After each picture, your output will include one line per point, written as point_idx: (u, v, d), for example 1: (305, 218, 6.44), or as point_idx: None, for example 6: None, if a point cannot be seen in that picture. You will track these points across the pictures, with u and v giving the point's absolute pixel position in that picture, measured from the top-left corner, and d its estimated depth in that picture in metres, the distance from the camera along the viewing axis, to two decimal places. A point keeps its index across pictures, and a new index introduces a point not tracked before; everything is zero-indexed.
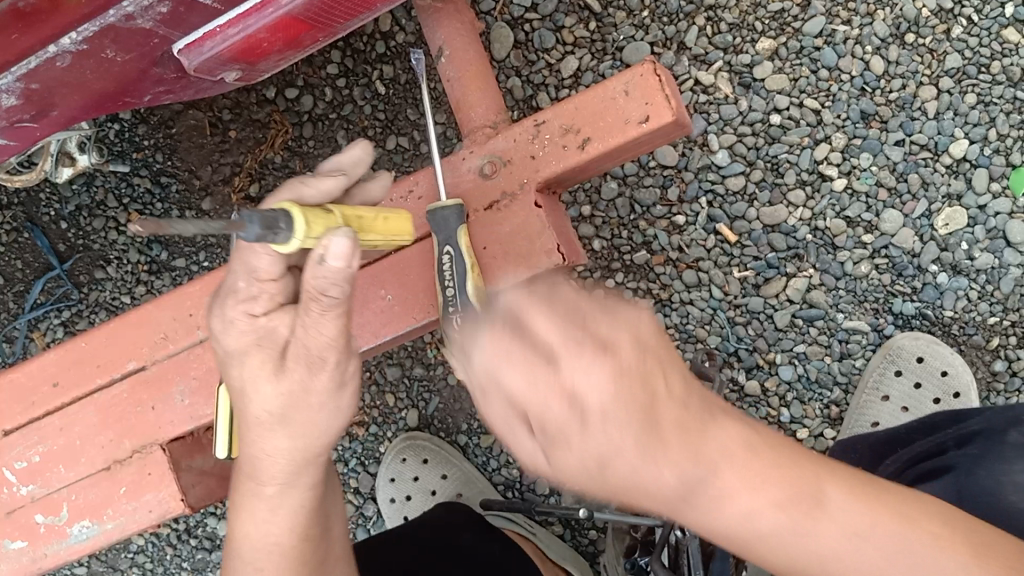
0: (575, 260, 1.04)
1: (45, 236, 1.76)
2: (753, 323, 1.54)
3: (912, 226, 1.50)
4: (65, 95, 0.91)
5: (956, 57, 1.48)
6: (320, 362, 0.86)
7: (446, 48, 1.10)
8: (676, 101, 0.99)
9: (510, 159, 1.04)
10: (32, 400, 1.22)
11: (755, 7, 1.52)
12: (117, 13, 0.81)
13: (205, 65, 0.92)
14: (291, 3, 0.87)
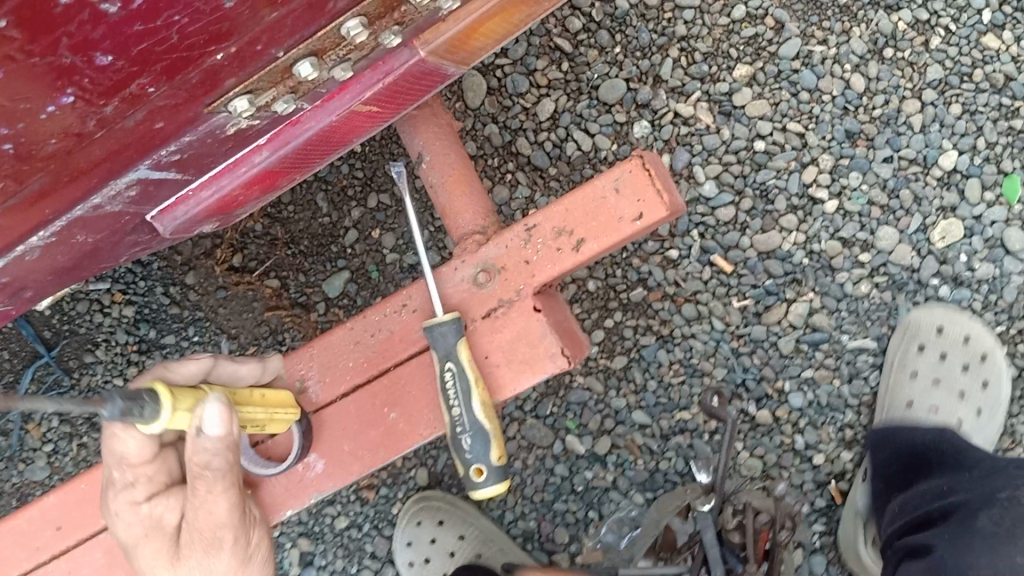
0: (579, 357, 1.02)
1: (29, 324, 1.71)
2: (758, 352, 1.52)
3: (908, 242, 1.48)
4: (37, 278, 0.88)
5: (937, 68, 1.46)
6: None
7: (424, 154, 1.11)
8: (668, 196, 0.98)
9: (504, 267, 1.01)
10: (35, 546, 1.14)
11: (728, 33, 1.49)
12: (84, 207, 0.80)
13: (182, 227, 0.93)
14: (264, 159, 0.90)
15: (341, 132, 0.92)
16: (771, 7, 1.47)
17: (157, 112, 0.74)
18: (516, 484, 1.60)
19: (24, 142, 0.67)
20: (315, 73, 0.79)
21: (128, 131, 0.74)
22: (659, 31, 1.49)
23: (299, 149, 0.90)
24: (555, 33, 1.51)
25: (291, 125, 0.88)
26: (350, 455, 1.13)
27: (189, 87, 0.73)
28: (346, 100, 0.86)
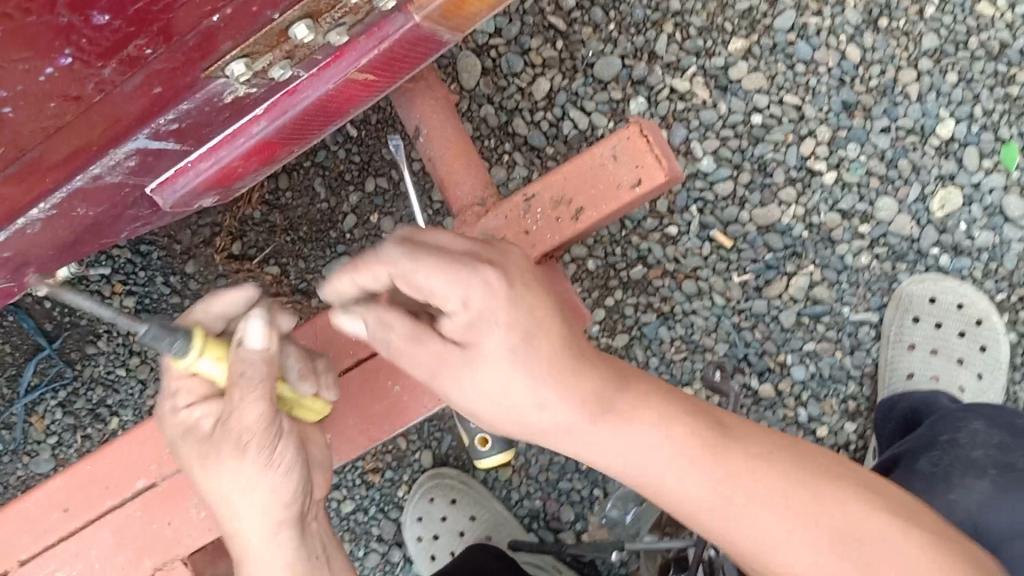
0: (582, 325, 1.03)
1: (30, 317, 1.69)
2: (760, 326, 1.52)
3: (908, 212, 1.48)
4: (38, 254, 0.87)
5: (933, 37, 1.46)
6: (244, 448, 0.83)
7: (423, 128, 1.09)
8: (666, 159, 0.97)
9: (505, 237, 1.00)
10: (39, 531, 1.06)
11: (722, 8, 1.48)
12: (84, 178, 0.78)
13: (182, 199, 0.92)
14: (262, 130, 0.87)
15: (342, 98, 0.89)
16: None
17: (155, 78, 0.70)
18: (521, 463, 1.61)
19: (23, 105, 0.66)
20: (311, 36, 0.74)
21: (126, 97, 0.71)
22: (653, 7, 1.49)
23: (298, 117, 0.87)
24: (548, 11, 1.51)
25: (287, 94, 0.84)
26: (354, 430, 1.14)
27: (185, 50, 0.69)
28: (342, 68, 0.83)
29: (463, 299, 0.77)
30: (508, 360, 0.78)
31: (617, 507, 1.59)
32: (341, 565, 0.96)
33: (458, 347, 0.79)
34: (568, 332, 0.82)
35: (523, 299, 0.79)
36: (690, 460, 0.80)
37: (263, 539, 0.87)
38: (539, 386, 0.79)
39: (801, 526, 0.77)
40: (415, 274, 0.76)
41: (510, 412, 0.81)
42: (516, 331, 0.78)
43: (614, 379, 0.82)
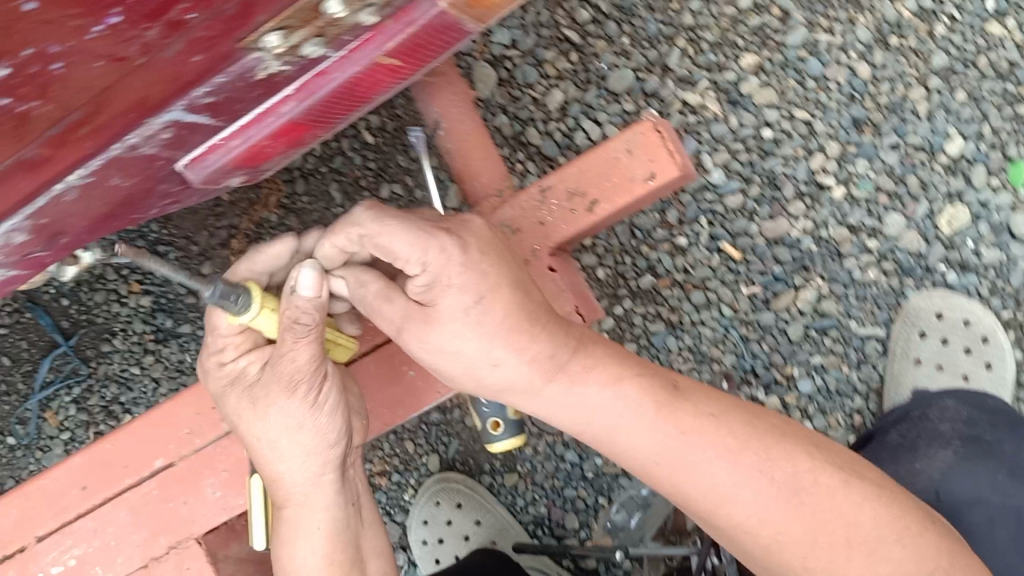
0: (594, 316, 1.02)
1: (48, 314, 1.71)
2: (767, 338, 1.54)
3: (915, 228, 1.50)
4: (74, 224, 0.89)
5: (942, 55, 1.48)
6: (294, 387, 0.91)
7: (443, 121, 1.08)
8: (678, 154, 1.00)
9: (519, 227, 1.01)
10: (63, 506, 1.12)
11: (734, 23, 1.51)
12: (121, 146, 0.81)
13: (211, 177, 0.92)
14: (291, 110, 0.86)
15: (371, 82, 0.86)
16: None
17: (196, 45, 0.73)
18: (526, 469, 1.63)
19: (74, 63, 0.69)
20: (343, 11, 0.74)
21: (168, 62, 0.74)
22: (666, 22, 1.52)
23: (327, 100, 0.86)
24: (563, 24, 1.54)
25: (316, 75, 0.83)
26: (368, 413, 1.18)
27: (222, 20, 0.72)
28: (369, 52, 0.81)
29: (423, 263, 0.88)
30: (464, 320, 0.89)
31: (623, 510, 1.61)
32: (368, 514, 1.05)
33: (419, 306, 0.90)
34: (525, 299, 0.92)
35: (482, 267, 0.90)
36: (642, 414, 0.93)
37: (308, 480, 0.96)
38: (498, 345, 0.90)
39: (743, 462, 0.92)
40: (381, 234, 0.88)
41: (471, 368, 0.91)
42: (469, 293, 0.89)
43: (567, 342, 0.94)
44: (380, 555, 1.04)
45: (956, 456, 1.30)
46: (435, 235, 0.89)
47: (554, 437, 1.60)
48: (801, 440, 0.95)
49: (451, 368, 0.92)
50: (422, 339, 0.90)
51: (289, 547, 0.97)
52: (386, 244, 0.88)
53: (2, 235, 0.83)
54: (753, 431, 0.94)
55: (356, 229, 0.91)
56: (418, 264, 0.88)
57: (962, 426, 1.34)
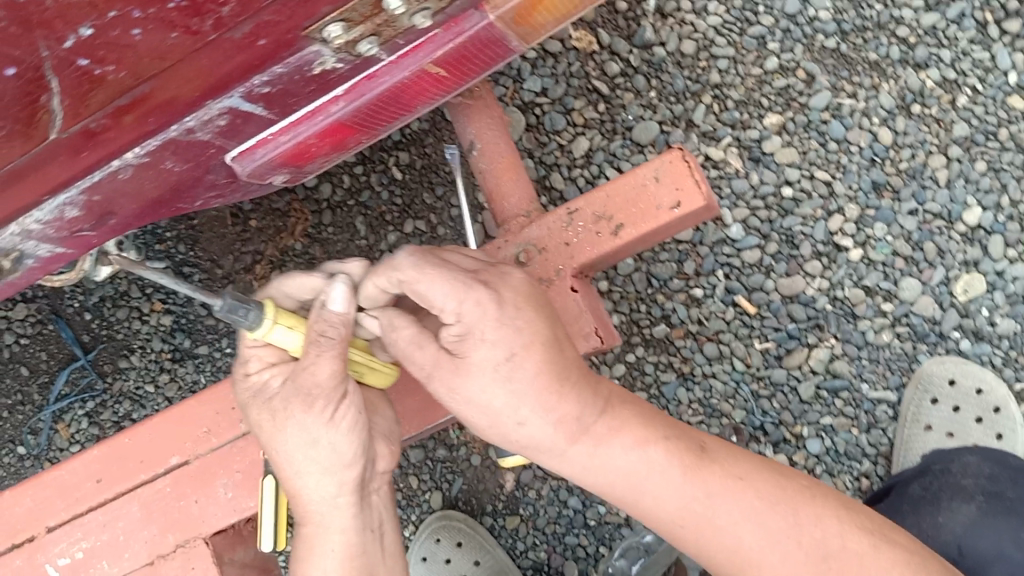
0: (611, 342, 1.02)
1: (69, 327, 1.76)
2: (778, 396, 1.52)
3: (931, 294, 1.50)
4: (123, 205, 0.81)
5: (963, 125, 1.51)
6: (312, 402, 0.88)
7: (477, 143, 1.13)
8: (705, 185, 1.00)
9: (545, 247, 1.03)
10: (73, 498, 1.06)
11: (760, 83, 1.55)
12: (178, 127, 0.74)
13: (257, 170, 0.85)
14: (340, 110, 0.81)
15: (421, 84, 0.82)
16: (803, 59, 1.54)
17: (264, 30, 0.70)
18: (528, 514, 1.61)
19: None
20: (404, 6, 0.71)
21: (233, 43, 0.71)
22: (693, 78, 1.56)
23: (376, 102, 0.81)
24: (593, 75, 1.57)
25: (366, 78, 0.78)
26: None
27: (291, 5, 0.69)
28: (419, 59, 0.78)
29: (458, 313, 0.85)
30: (492, 376, 0.85)
31: (623, 557, 1.57)
32: (393, 544, 0.99)
33: (447, 355, 0.86)
34: (556, 356, 0.87)
35: (516, 323, 0.85)
36: (668, 475, 0.89)
37: (325, 499, 0.92)
38: (525, 405, 0.86)
39: (773, 518, 0.87)
40: (419, 282, 0.85)
41: (497, 425, 0.88)
42: (501, 349, 0.85)
43: (597, 403, 0.90)
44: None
45: (979, 511, 1.27)
46: (476, 285, 0.85)
47: (559, 482, 1.60)
48: (832, 501, 0.90)
49: (478, 423, 0.88)
50: (449, 391, 0.87)
51: (303, 566, 0.93)
52: (422, 293, 0.85)
53: (53, 209, 0.76)
54: (782, 490, 0.89)
55: (392, 277, 0.86)
56: (455, 312, 0.84)
57: (985, 482, 1.32)
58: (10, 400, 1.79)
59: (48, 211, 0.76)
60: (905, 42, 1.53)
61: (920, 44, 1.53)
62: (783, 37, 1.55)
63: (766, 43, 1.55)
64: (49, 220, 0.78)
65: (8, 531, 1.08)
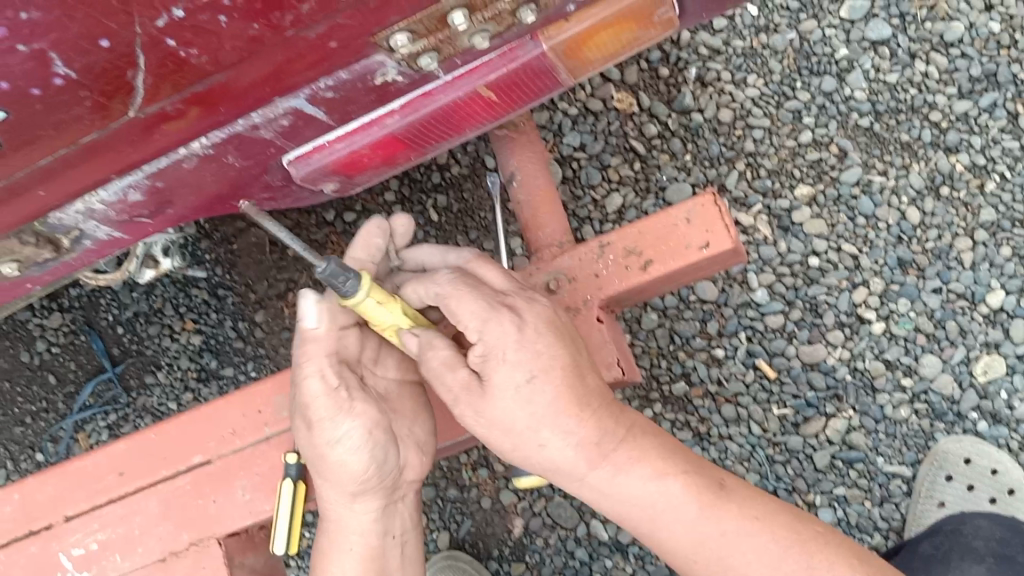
0: (632, 375, 1.06)
1: (101, 339, 1.65)
2: (793, 462, 1.49)
3: (951, 372, 1.47)
4: (183, 195, 0.88)
5: (991, 211, 1.48)
6: (313, 413, 0.90)
7: (518, 173, 1.19)
8: (734, 230, 1.03)
9: (575, 277, 1.06)
10: (96, 488, 1.13)
11: (794, 155, 1.52)
12: (244, 123, 0.78)
13: (312, 176, 0.90)
14: (394, 124, 0.86)
15: (471, 107, 0.87)
16: (837, 135, 1.52)
17: (336, 31, 0.68)
18: (534, 561, 1.52)
19: (237, 18, 0.64)
20: (467, 25, 0.72)
21: (305, 42, 0.69)
22: (729, 145, 1.53)
23: (429, 119, 0.86)
24: (631, 135, 1.54)
25: (422, 95, 0.83)
26: None
27: (365, 11, 0.67)
28: (474, 81, 0.83)
29: (478, 333, 0.86)
30: (515, 396, 0.86)
31: None
32: (414, 550, 1.02)
33: (476, 378, 0.88)
34: (578, 382, 0.89)
35: (534, 347, 0.87)
36: (685, 509, 0.90)
37: (346, 500, 0.95)
38: (544, 426, 0.88)
39: (788, 560, 0.88)
40: (451, 296, 0.87)
41: (520, 446, 0.89)
42: (522, 368, 0.86)
43: (617, 431, 0.91)
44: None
45: None
46: (496, 307, 0.87)
47: (566, 532, 1.51)
48: (844, 551, 0.90)
49: (500, 442, 0.89)
50: (475, 411, 0.88)
51: (324, 562, 0.97)
52: (449, 306, 0.87)
53: (118, 190, 0.82)
54: (796, 533, 0.90)
55: (432, 289, 0.89)
56: (476, 332, 0.86)
57: None
58: (32, 407, 1.67)
59: (113, 192, 0.82)
60: (937, 126, 1.50)
61: (952, 129, 1.50)
62: (818, 113, 1.53)
63: (801, 117, 1.53)
64: (114, 202, 0.84)
65: (25, 518, 1.14)
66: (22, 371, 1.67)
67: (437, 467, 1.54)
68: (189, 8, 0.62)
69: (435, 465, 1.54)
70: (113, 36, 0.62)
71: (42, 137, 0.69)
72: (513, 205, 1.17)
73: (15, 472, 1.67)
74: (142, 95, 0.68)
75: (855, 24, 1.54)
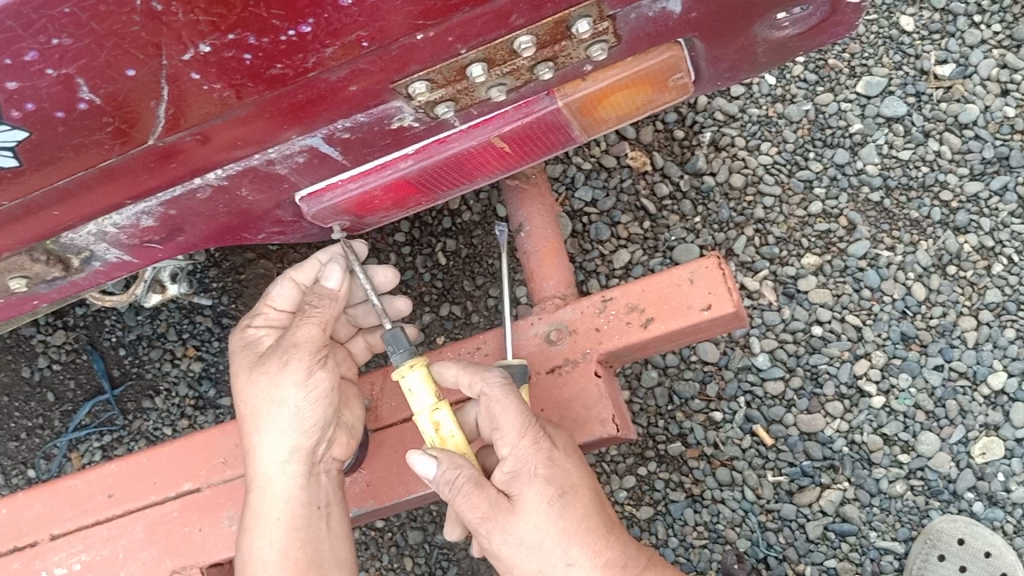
0: (626, 434, 1.06)
1: (101, 360, 1.65)
2: (785, 531, 1.46)
3: (949, 451, 1.45)
4: (194, 223, 0.89)
5: (996, 292, 1.47)
6: (287, 363, 0.98)
7: (526, 224, 1.20)
8: (736, 294, 1.03)
9: (576, 329, 1.08)
10: (83, 509, 1.13)
11: (802, 224, 1.53)
12: (260, 158, 0.79)
13: (322, 214, 0.91)
14: (408, 167, 0.87)
15: (484, 156, 0.88)
16: (847, 208, 1.52)
17: (357, 75, 0.70)
18: None
19: (261, 58, 0.65)
20: (484, 78, 0.73)
21: (326, 83, 0.70)
22: (739, 210, 1.54)
23: (443, 165, 0.88)
24: (642, 194, 1.56)
25: (437, 141, 0.85)
26: (394, 481, 1.12)
27: (386, 58, 0.69)
28: (488, 131, 0.84)
29: (514, 447, 0.90)
30: (546, 511, 0.89)
31: None
32: (341, 526, 1.04)
33: (503, 497, 0.90)
34: (599, 509, 0.94)
35: (562, 466, 0.92)
36: None
37: (275, 463, 0.99)
38: (574, 544, 0.90)
39: None
40: (497, 404, 0.90)
41: (546, 567, 0.90)
42: (552, 485, 0.90)
43: (641, 558, 0.96)
44: (345, 567, 1.03)
45: None
46: (534, 427, 0.91)
47: None
48: None
49: (524, 567, 0.90)
50: (504, 530, 0.89)
51: (249, 533, 0.99)
52: (495, 415, 0.90)
53: (131, 214, 0.83)
54: None
55: (479, 383, 0.91)
56: (513, 444, 0.90)
57: None
58: (27, 423, 1.66)
59: (126, 216, 0.84)
60: (947, 205, 1.51)
61: (962, 210, 1.51)
62: (829, 184, 1.54)
63: (812, 187, 1.54)
64: (126, 226, 0.85)
65: (10, 535, 1.14)
66: (22, 387, 1.67)
67: (427, 510, 1.53)
68: (215, 45, 0.63)
69: (426, 508, 1.52)
70: (140, 67, 0.63)
71: (61, 159, 0.71)
72: (519, 254, 1.19)
73: (5, 487, 1.66)
74: (163, 124, 0.70)
75: (871, 100, 1.56)
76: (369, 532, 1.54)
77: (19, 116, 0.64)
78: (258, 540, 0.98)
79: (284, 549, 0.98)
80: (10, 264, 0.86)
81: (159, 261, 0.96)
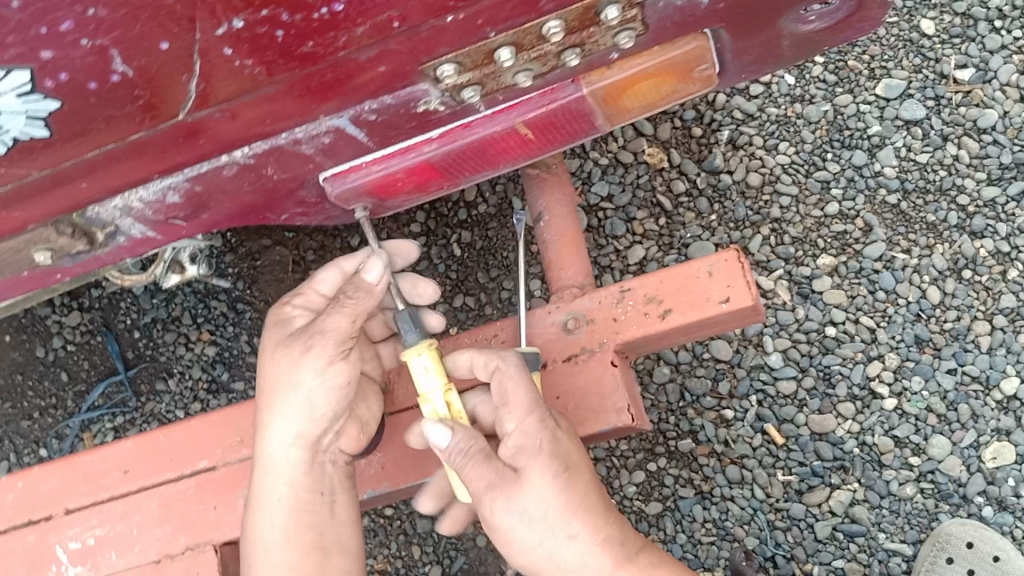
0: (641, 425, 1.06)
1: (116, 342, 1.66)
2: (793, 530, 1.46)
3: (960, 455, 1.44)
4: (219, 201, 0.89)
5: (1011, 297, 1.47)
6: (310, 347, 0.97)
7: (545, 215, 1.21)
8: (755, 288, 1.03)
9: (594, 319, 1.08)
10: (98, 484, 1.14)
11: (819, 225, 1.53)
12: (287, 137, 0.80)
13: (345, 195, 0.91)
14: (431, 151, 0.88)
15: (508, 143, 0.89)
16: (863, 210, 1.52)
17: (386, 56, 0.71)
18: None
19: (293, 35, 0.65)
20: (512, 62, 0.74)
21: (355, 63, 0.71)
22: (755, 209, 1.54)
23: (466, 150, 0.88)
24: (659, 190, 1.56)
25: (462, 125, 0.86)
26: (407, 465, 1.13)
27: (415, 39, 0.69)
28: (512, 117, 0.85)
29: (521, 422, 0.91)
30: (551, 485, 0.89)
31: None
32: (348, 512, 1.04)
33: (508, 469, 0.90)
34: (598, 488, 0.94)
35: (562, 443, 0.92)
36: None
37: (280, 448, 1.00)
38: (576, 518, 0.90)
39: None
40: (508, 379, 0.91)
41: (547, 539, 0.90)
42: (557, 461, 0.90)
43: (637, 538, 0.96)
44: (351, 553, 1.03)
45: None
46: (540, 405, 0.92)
47: None
48: None
49: (524, 541, 0.90)
50: (508, 501, 0.89)
51: (253, 514, 1.01)
52: (506, 390, 0.91)
53: (157, 189, 0.84)
54: None
55: (492, 361, 0.93)
56: (520, 419, 0.91)
57: None
58: (41, 402, 1.67)
59: (152, 191, 0.84)
60: (964, 210, 1.51)
61: (979, 214, 1.50)
62: (847, 186, 1.53)
63: (829, 188, 1.54)
64: (152, 202, 0.86)
65: (25, 509, 1.15)
66: (37, 366, 1.68)
67: None
68: (249, 21, 0.63)
69: None
70: (173, 40, 0.63)
71: (92, 130, 0.71)
72: (537, 244, 1.19)
73: (18, 465, 1.67)
74: (193, 99, 0.70)
75: (890, 102, 1.56)
76: (378, 519, 1.55)
77: (53, 86, 0.65)
78: (258, 522, 1.00)
79: (284, 533, 0.99)
80: (36, 236, 0.87)
81: (182, 238, 0.96)
